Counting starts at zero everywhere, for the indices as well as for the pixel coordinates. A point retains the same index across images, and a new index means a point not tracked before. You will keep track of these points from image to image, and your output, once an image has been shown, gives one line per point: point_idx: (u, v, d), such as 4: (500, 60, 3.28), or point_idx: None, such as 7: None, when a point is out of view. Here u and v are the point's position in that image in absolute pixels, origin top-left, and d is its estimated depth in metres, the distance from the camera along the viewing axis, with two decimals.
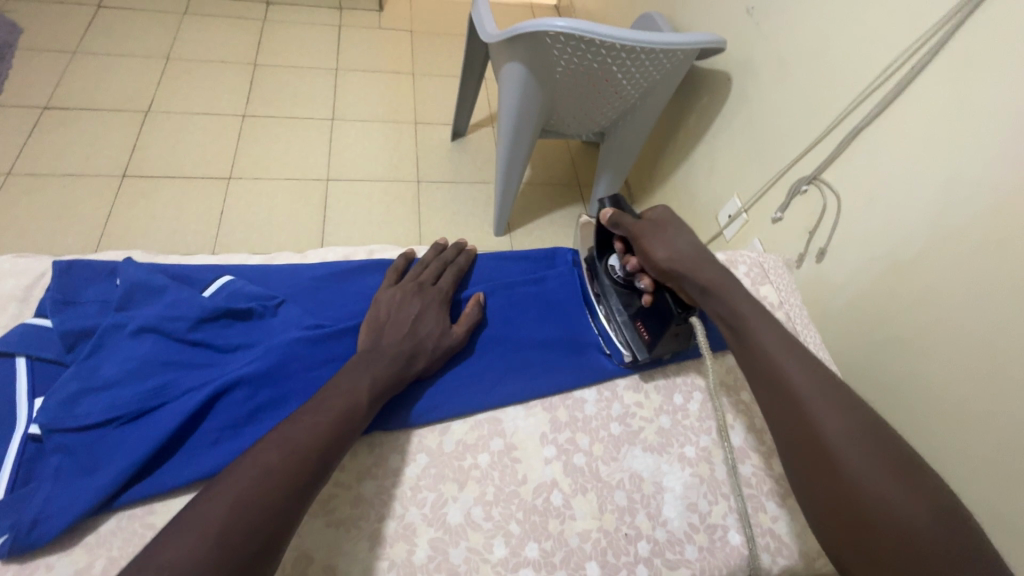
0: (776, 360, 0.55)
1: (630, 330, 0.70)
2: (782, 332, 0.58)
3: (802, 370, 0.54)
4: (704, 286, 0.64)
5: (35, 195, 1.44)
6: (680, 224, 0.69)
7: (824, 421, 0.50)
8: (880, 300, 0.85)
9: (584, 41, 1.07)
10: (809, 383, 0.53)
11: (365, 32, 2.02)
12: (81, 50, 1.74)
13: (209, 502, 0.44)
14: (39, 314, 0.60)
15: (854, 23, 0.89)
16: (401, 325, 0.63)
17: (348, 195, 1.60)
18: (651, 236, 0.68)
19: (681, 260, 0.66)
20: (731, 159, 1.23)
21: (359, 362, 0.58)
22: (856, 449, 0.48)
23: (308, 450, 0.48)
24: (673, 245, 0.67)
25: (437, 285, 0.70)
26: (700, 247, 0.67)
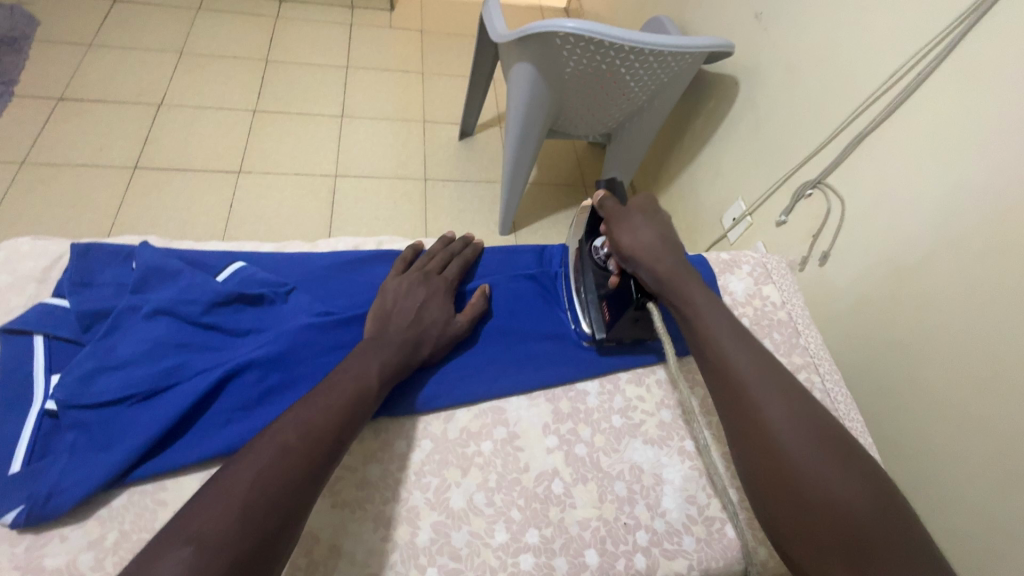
0: (728, 358, 0.56)
1: (595, 309, 0.71)
2: (731, 323, 0.60)
3: (752, 366, 0.55)
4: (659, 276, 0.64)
5: (49, 184, 1.46)
6: (648, 215, 0.69)
7: (770, 416, 0.52)
8: (882, 303, 0.86)
9: (594, 43, 1.09)
10: (758, 380, 0.54)
11: (376, 31, 2.04)
12: (96, 43, 1.76)
13: (229, 478, 0.45)
14: (56, 295, 0.62)
15: (861, 29, 0.90)
16: (406, 312, 0.64)
17: (356, 191, 1.62)
18: (618, 223, 0.68)
19: (642, 248, 0.65)
20: (737, 162, 1.24)
21: (366, 348, 0.59)
22: (799, 440, 0.50)
23: (323, 430, 0.49)
24: (637, 233, 0.67)
25: (443, 275, 0.72)
26: (665, 235, 0.67)
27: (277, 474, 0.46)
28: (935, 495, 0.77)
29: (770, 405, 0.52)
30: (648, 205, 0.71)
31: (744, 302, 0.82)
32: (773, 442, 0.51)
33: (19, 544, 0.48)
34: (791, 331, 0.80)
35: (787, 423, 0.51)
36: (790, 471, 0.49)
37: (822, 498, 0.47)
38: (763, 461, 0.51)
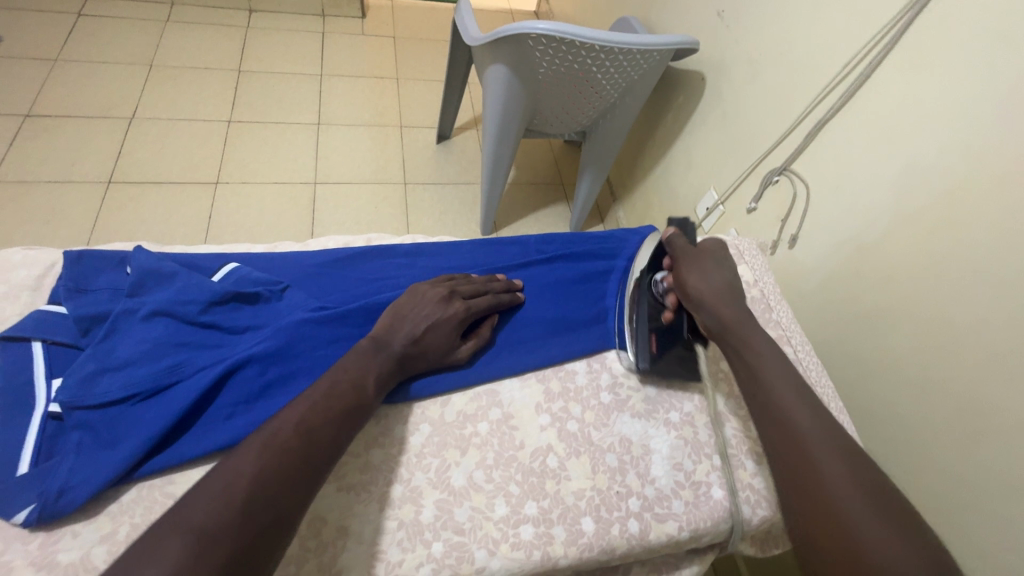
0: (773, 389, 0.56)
1: (642, 337, 0.71)
2: (789, 379, 0.57)
3: (816, 430, 0.52)
4: (723, 319, 0.64)
5: (21, 202, 1.44)
6: (722, 260, 0.71)
7: (830, 476, 0.49)
8: (848, 279, 0.92)
9: (565, 43, 1.13)
10: (818, 439, 0.52)
11: (348, 38, 2.06)
12: (63, 58, 1.74)
13: (228, 473, 0.46)
14: (52, 302, 0.63)
15: (816, 23, 0.96)
16: (415, 327, 0.63)
17: (336, 198, 1.63)
18: (689, 263, 0.69)
19: (708, 291, 0.66)
20: (707, 153, 1.30)
21: (372, 352, 0.60)
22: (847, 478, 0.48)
23: (320, 429, 0.51)
24: (709, 273, 0.68)
25: (467, 302, 0.68)
26: (733, 287, 0.67)
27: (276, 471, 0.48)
28: (904, 454, 0.82)
29: (831, 465, 0.50)
30: (718, 253, 0.72)
31: None
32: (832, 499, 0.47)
33: (32, 542, 0.49)
34: (764, 307, 0.84)
35: (854, 485, 0.48)
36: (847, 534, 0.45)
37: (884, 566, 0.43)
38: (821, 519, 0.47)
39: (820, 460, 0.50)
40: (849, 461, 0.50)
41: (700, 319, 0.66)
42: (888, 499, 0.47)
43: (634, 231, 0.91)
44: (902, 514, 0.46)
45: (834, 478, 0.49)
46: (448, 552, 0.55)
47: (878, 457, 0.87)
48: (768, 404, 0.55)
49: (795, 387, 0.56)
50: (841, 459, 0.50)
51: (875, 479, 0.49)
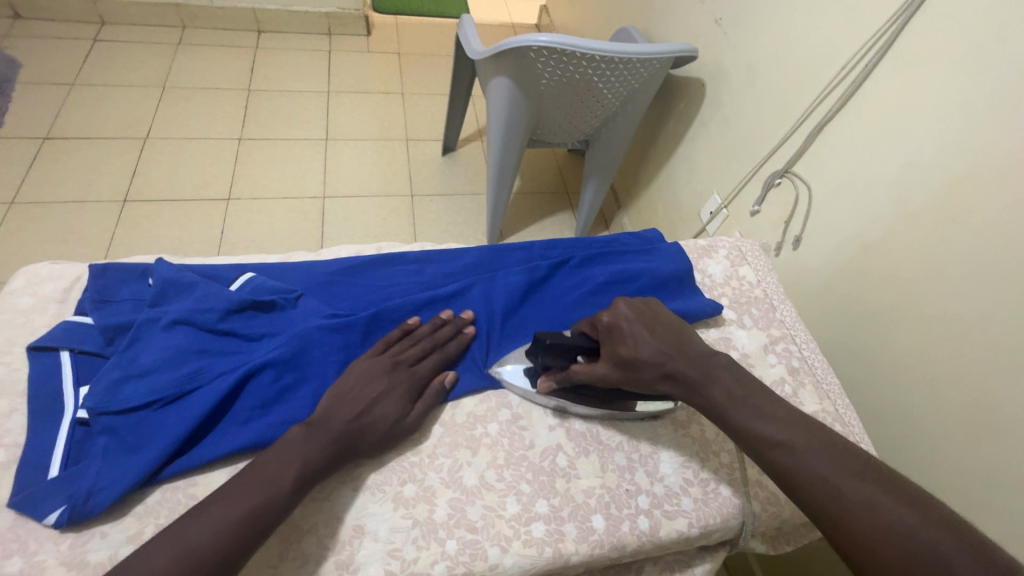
0: (742, 413, 0.55)
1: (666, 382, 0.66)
2: (756, 396, 0.57)
3: (796, 436, 0.52)
4: (693, 385, 0.59)
5: (38, 222, 1.48)
6: (630, 317, 0.63)
7: (826, 472, 0.49)
8: (853, 279, 0.93)
9: (565, 54, 1.15)
10: (811, 450, 0.51)
11: (354, 55, 2.11)
12: (79, 82, 1.80)
13: (190, 525, 0.47)
14: (79, 312, 0.66)
15: (811, 28, 0.98)
16: (355, 404, 0.59)
17: (344, 211, 1.67)
18: (632, 375, 0.61)
19: (670, 371, 0.60)
20: (710, 158, 1.31)
21: (303, 437, 0.55)
22: (836, 469, 0.49)
23: (306, 465, 0.53)
24: (639, 349, 0.61)
25: (414, 368, 0.65)
26: (665, 337, 0.62)
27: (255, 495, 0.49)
28: (914, 452, 0.82)
29: (824, 464, 0.50)
30: (630, 315, 0.64)
31: (722, 283, 0.88)
32: (851, 515, 0.46)
33: (63, 542, 0.51)
34: (768, 307, 0.86)
35: (870, 489, 0.47)
36: (875, 546, 0.45)
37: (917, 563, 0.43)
38: (847, 539, 0.46)
39: (824, 480, 0.49)
40: (846, 466, 0.49)
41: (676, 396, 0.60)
42: (896, 488, 0.47)
43: (637, 234, 0.92)
44: (911, 493, 0.47)
45: (844, 491, 0.48)
46: (462, 549, 0.56)
47: (888, 455, 0.86)
48: (754, 446, 0.54)
49: (769, 410, 0.55)
50: (841, 468, 0.49)
51: (878, 471, 0.49)
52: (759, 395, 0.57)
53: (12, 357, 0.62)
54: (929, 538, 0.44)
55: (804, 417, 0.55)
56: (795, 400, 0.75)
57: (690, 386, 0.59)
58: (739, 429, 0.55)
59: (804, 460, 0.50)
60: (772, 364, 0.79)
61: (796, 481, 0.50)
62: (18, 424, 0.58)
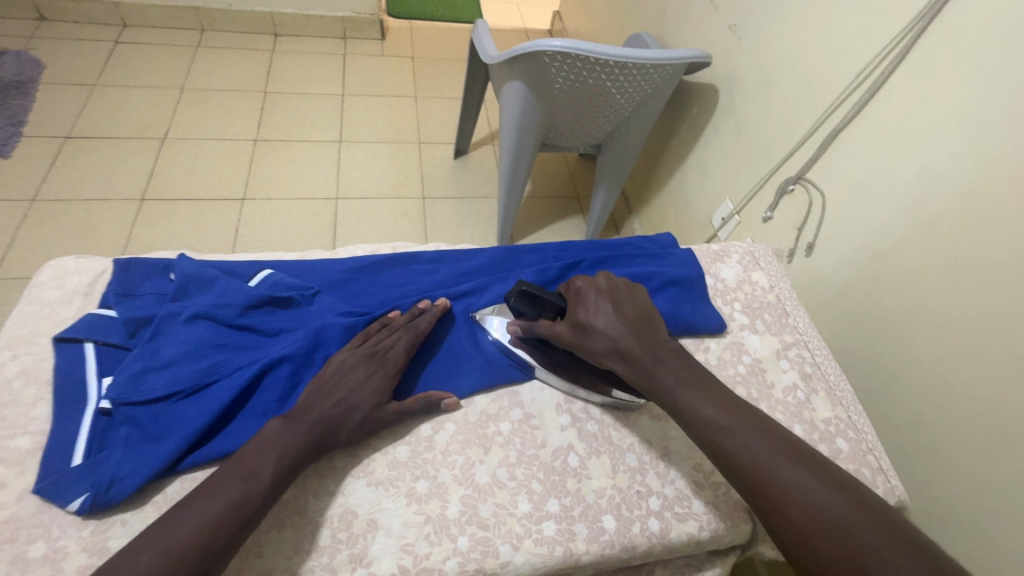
0: (686, 397, 0.56)
1: None
2: (701, 382, 0.58)
3: (736, 421, 0.53)
4: (641, 366, 0.59)
5: (59, 219, 1.51)
6: (600, 289, 0.66)
7: (764, 458, 0.51)
8: (866, 286, 0.92)
9: (579, 60, 1.16)
10: (749, 436, 0.52)
11: (369, 59, 2.14)
12: (100, 83, 1.84)
13: (170, 522, 0.47)
14: (103, 306, 0.67)
15: (826, 35, 0.98)
16: (334, 396, 0.60)
17: (356, 212, 1.68)
18: (587, 337, 0.63)
19: (618, 346, 0.61)
20: (722, 163, 1.31)
21: (281, 429, 0.56)
22: (773, 456, 0.51)
23: (290, 457, 0.54)
24: (598, 315, 0.63)
25: (394, 357, 0.65)
26: (625, 313, 0.63)
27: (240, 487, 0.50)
28: (928, 461, 0.81)
29: (761, 451, 0.51)
30: (607, 288, 0.66)
31: (735, 288, 0.88)
32: (785, 495, 0.48)
33: (85, 529, 0.52)
34: (780, 312, 0.85)
35: (803, 475, 0.49)
36: (805, 527, 0.47)
37: (844, 545, 0.45)
38: (774, 514, 0.48)
39: (760, 463, 0.50)
40: (786, 451, 0.51)
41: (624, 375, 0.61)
42: (829, 475, 0.49)
43: (650, 238, 0.93)
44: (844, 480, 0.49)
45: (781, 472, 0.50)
46: (473, 546, 0.56)
47: (901, 464, 0.86)
48: (693, 426, 0.55)
49: (712, 395, 0.56)
50: (778, 452, 0.51)
51: (813, 459, 0.51)
52: (702, 380, 0.58)
53: (39, 347, 0.64)
54: (853, 523, 0.46)
55: (744, 403, 0.56)
56: (808, 406, 0.75)
57: (639, 367, 0.59)
58: (683, 410, 0.56)
59: (743, 444, 0.52)
60: (784, 369, 0.78)
61: (733, 461, 0.52)
62: (44, 413, 0.59)
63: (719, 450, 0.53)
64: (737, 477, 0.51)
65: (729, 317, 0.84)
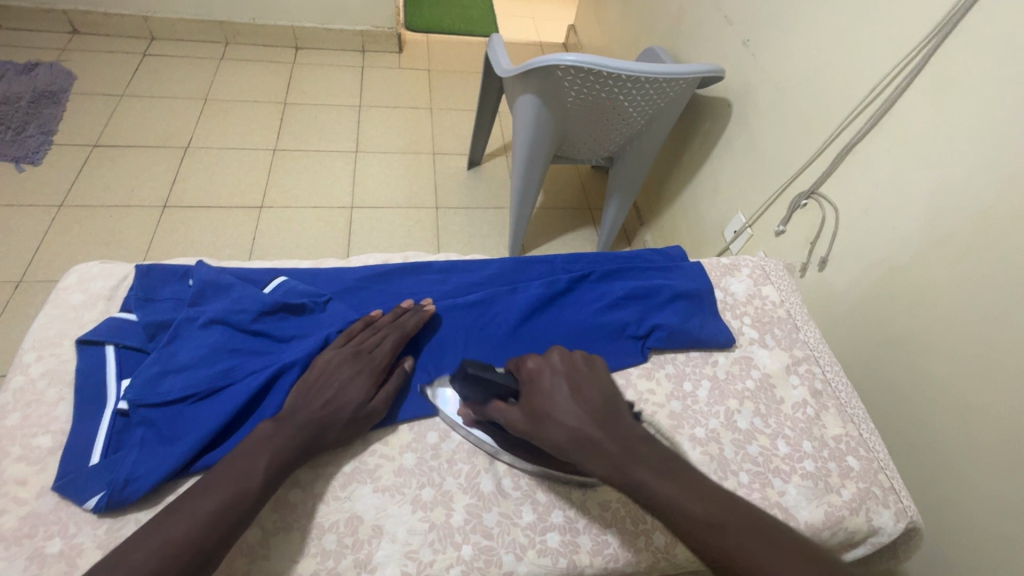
0: (666, 494, 0.49)
1: None
2: (679, 473, 0.51)
3: (726, 521, 0.48)
4: (612, 459, 0.52)
5: (85, 224, 1.56)
6: (555, 368, 0.59)
7: (766, 566, 0.45)
8: (880, 302, 0.91)
9: (592, 74, 1.18)
10: (744, 540, 0.46)
11: (386, 71, 2.19)
12: (127, 93, 1.90)
13: (163, 523, 0.48)
14: (125, 310, 0.70)
15: (839, 51, 0.99)
16: (319, 396, 0.61)
17: (370, 221, 1.71)
18: (542, 423, 0.56)
19: (580, 435, 0.53)
20: (734, 177, 1.31)
21: (271, 431, 0.57)
22: (773, 563, 0.45)
23: (281, 458, 0.55)
24: (555, 401, 0.56)
25: (377, 355, 0.66)
26: (581, 406, 0.56)
27: (235, 486, 0.52)
28: (943, 482, 0.80)
29: (761, 557, 0.45)
30: (565, 365, 0.60)
31: (745, 302, 0.87)
32: None
33: (100, 526, 0.54)
34: (791, 327, 0.85)
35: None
36: None
37: None
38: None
39: (755, 564, 0.45)
40: (785, 552, 0.46)
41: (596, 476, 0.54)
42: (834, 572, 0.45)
43: (660, 250, 0.93)
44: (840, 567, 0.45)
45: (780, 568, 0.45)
46: (477, 554, 0.57)
47: (914, 484, 0.84)
48: (681, 525, 0.48)
49: (694, 486, 0.50)
50: (775, 552, 0.46)
51: (805, 551, 0.46)
52: (678, 468, 0.51)
53: (62, 348, 0.66)
54: None
55: (724, 492, 0.50)
56: (818, 422, 0.74)
57: (609, 463, 0.51)
58: (666, 511, 0.49)
59: (739, 546, 0.46)
60: (794, 385, 0.78)
61: (728, 564, 0.46)
62: (64, 413, 0.61)
63: (710, 549, 0.47)
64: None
65: (738, 331, 0.83)
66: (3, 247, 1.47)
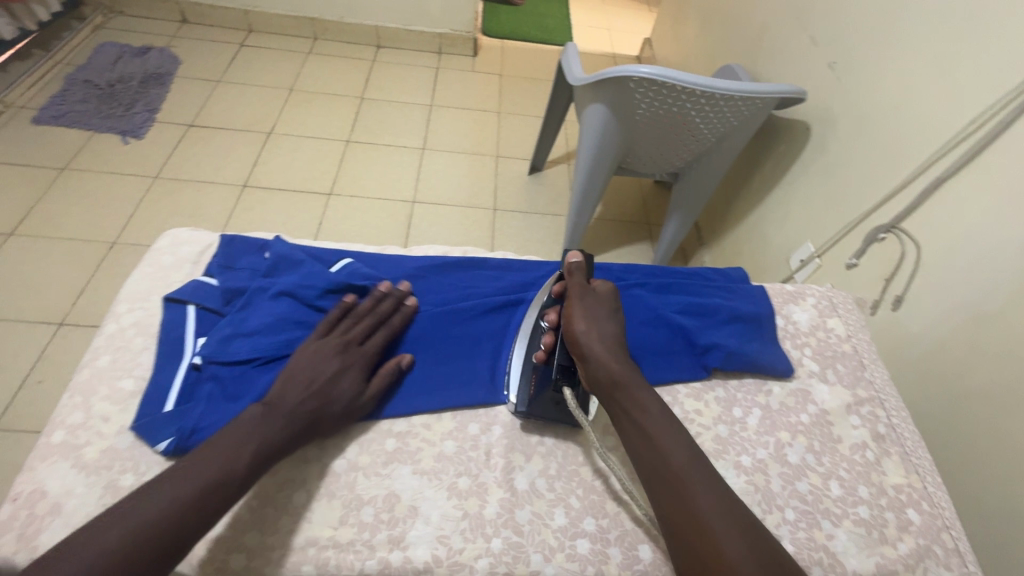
0: (634, 401, 0.61)
1: (523, 379, 0.69)
2: (654, 397, 0.62)
3: (669, 438, 0.57)
4: (612, 371, 0.63)
5: (174, 196, 1.70)
6: (607, 301, 0.72)
7: (687, 479, 0.54)
8: (958, 350, 0.84)
9: (665, 87, 1.16)
10: (677, 452, 0.56)
11: (460, 73, 2.25)
12: (223, 79, 2.06)
13: (191, 470, 0.51)
14: (207, 274, 0.75)
15: (935, 80, 0.93)
16: (309, 383, 0.61)
17: (430, 216, 1.76)
18: (576, 310, 0.69)
19: (597, 341, 0.66)
20: (807, 203, 1.26)
21: (264, 415, 0.57)
22: (694, 478, 0.54)
23: (266, 446, 0.55)
24: (593, 318, 0.68)
25: (362, 346, 0.68)
26: (619, 334, 0.68)
27: (217, 473, 0.51)
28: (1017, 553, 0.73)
29: (685, 469, 0.55)
30: (610, 300, 0.72)
31: (807, 333, 0.83)
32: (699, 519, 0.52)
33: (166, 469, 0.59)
34: (856, 364, 0.80)
35: (716, 511, 0.52)
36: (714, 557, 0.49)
37: None
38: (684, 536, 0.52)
39: (686, 482, 0.54)
40: (707, 482, 0.54)
41: (590, 377, 0.65)
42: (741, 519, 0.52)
43: (721, 271, 0.90)
44: (753, 527, 0.52)
45: (703, 501, 0.53)
46: (506, 549, 0.57)
47: (984, 550, 0.77)
48: (640, 428, 0.59)
49: (658, 411, 0.60)
50: (700, 477, 0.55)
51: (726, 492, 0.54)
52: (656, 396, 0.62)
53: (151, 303, 0.73)
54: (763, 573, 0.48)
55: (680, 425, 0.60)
56: (877, 468, 0.70)
57: (610, 368, 0.63)
58: (631, 412, 0.60)
59: (672, 457, 0.56)
60: (854, 426, 0.73)
61: (661, 467, 0.56)
62: (146, 361, 0.67)
63: (649, 453, 0.57)
64: (659, 478, 0.55)
65: (797, 362, 0.79)
66: (104, 210, 1.62)
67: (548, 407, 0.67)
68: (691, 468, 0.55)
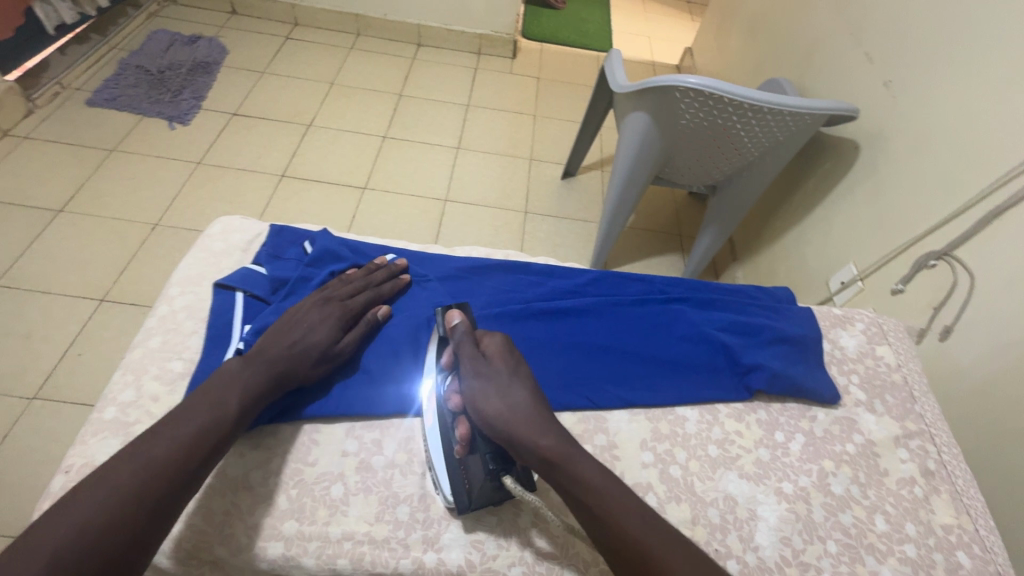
0: (576, 473, 0.54)
1: (453, 475, 0.58)
2: (593, 464, 0.55)
3: (622, 508, 0.52)
4: (542, 451, 0.55)
5: (214, 182, 1.74)
6: (512, 361, 0.63)
7: (650, 556, 0.49)
8: (1011, 387, 0.81)
9: (712, 99, 1.14)
10: (635, 524, 0.51)
11: (497, 75, 2.26)
12: (267, 71, 2.11)
13: (151, 444, 0.51)
14: (255, 262, 0.77)
15: (1000, 104, 0.89)
16: (289, 333, 0.64)
17: (462, 216, 1.77)
18: (482, 388, 0.60)
19: (517, 420, 0.57)
20: (852, 225, 1.22)
21: (239, 368, 0.59)
22: (660, 551, 0.49)
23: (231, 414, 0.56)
24: (504, 390, 0.60)
25: (346, 303, 0.70)
26: (534, 399, 0.60)
27: (186, 449, 0.52)
28: None
29: (647, 544, 0.50)
30: (512, 358, 0.64)
31: (854, 359, 0.81)
32: None
33: None
34: (905, 395, 0.77)
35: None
36: None
37: None
38: None
39: (652, 559, 0.49)
40: (673, 548, 0.50)
41: (522, 459, 0.57)
42: None
43: (766, 290, 0.88)
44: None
45: (673, 565, 0.49)
46: (540, 560, 0.57)
47: None
48: (590, 506, 0.52)
49: (603, 480, 0.54)
50: (662, 546, 0.50)
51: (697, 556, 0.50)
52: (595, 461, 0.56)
53: (201, 288, 0.74)
54: None
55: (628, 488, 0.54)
56: (926, 506, 0.67)
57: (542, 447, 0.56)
58: (575, 489, 0.54)
59: (630, 536, 0.50)
60: (902, 460, 0.71)
61: (622, 549, 0.50)
62: (195, 344, 0.68)
63: (607, 533, 0.51)
64: (624, 560, 0.50)
65: (844, 389, 0.77)
66: (148, 192, 1.67)
67: (492, 496, 0.58)
68: (652, 538, 0.50)
